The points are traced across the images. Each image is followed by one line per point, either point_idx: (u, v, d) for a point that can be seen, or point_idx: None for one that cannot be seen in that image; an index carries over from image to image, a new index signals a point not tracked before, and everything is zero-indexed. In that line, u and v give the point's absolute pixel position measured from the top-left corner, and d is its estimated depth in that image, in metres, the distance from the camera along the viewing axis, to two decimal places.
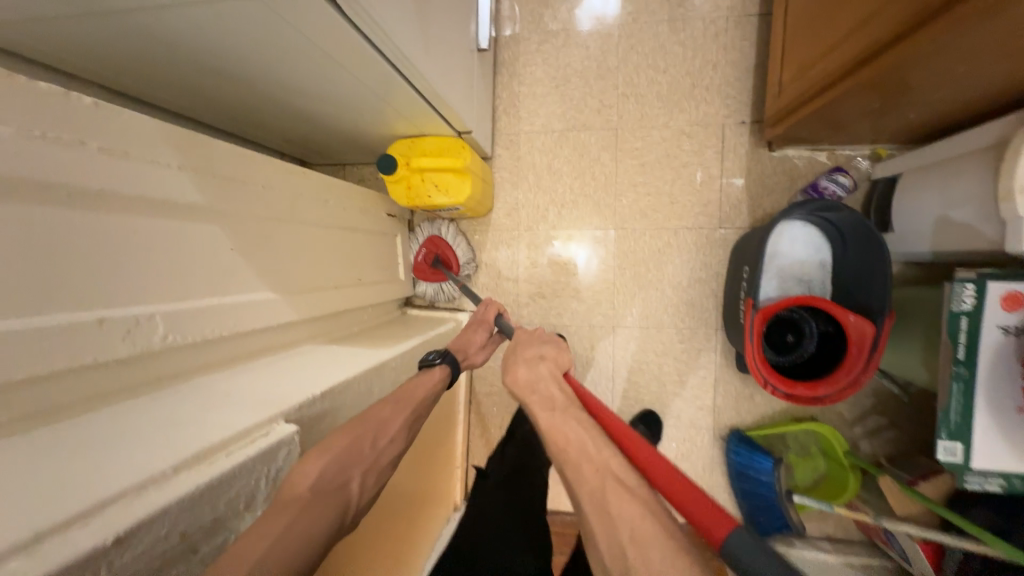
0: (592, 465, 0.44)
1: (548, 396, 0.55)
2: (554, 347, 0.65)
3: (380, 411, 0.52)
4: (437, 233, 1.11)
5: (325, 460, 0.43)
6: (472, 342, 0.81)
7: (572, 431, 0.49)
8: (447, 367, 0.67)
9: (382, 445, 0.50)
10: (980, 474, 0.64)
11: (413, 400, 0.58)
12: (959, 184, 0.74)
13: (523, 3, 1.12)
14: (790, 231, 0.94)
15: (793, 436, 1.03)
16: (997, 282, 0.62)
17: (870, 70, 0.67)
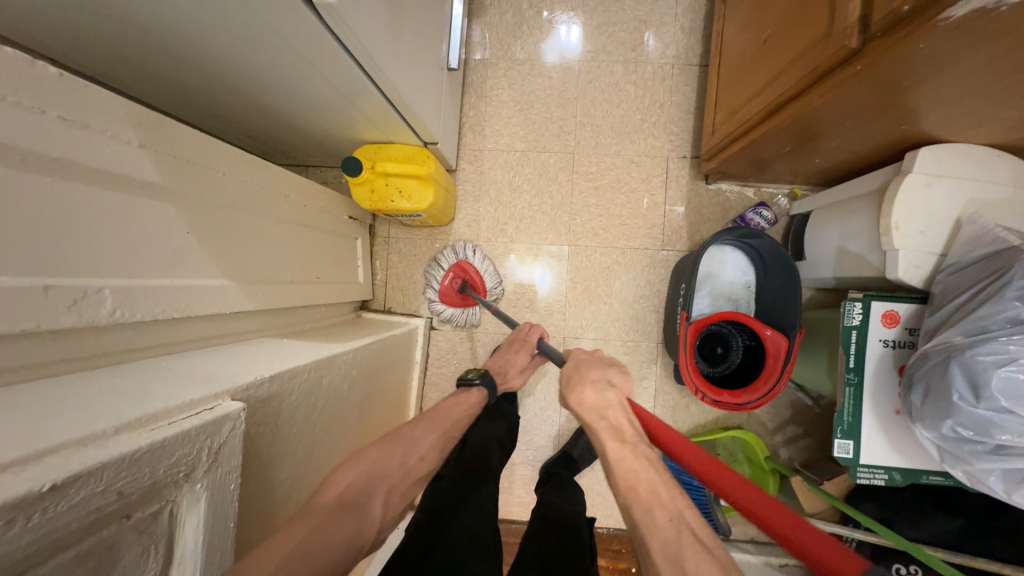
0: (665, 512, 0.48)
1: (617, 426, 0.56)
2: (619, 372, 0.63)
3: (414, 432, 0.63)
4: (465, 259, 1.13)
5: (352, 478, 0.53)
6: (512, 364, 0.93)
7: (642, 467, 0.52)
8: (483, 390, 0.80)
9: (410, 462, 0.59)
10: (868, 468, 0.74)
11: (446, 419, 0.69)
12: (853, 221, 0.87)
13: (492, 31, 1.20)
14: (721, 255, 1.05)
15: (722, 443, 1.11)
16: (879, 301, 0.73)
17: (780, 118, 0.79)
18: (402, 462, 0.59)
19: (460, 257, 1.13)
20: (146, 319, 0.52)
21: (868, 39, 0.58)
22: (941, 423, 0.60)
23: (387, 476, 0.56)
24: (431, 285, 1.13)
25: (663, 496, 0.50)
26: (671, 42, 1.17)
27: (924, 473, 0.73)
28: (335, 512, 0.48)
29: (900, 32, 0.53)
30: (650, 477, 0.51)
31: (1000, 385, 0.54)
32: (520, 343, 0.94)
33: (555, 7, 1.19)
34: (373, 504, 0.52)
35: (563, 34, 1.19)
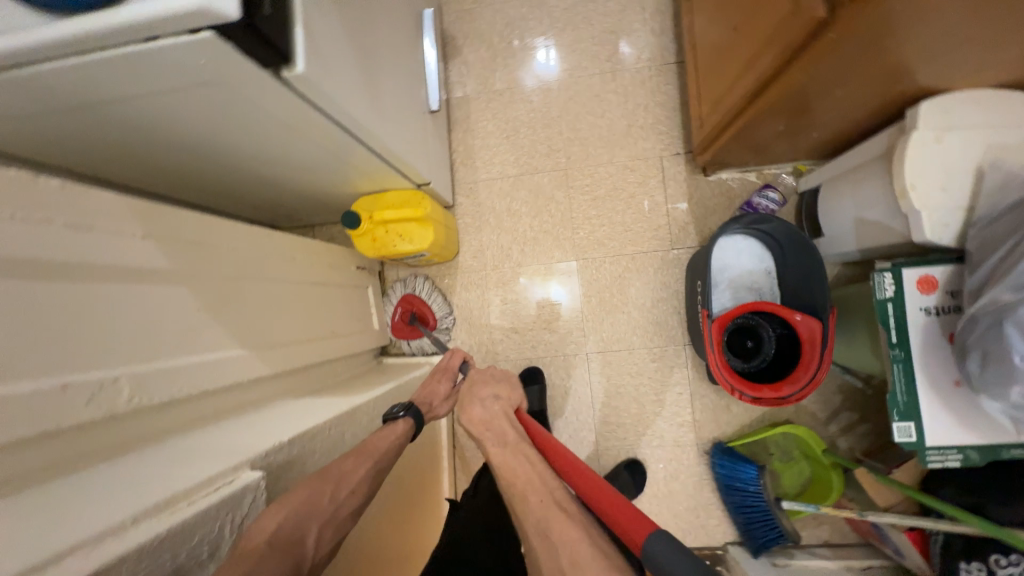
0: (536, 497, 0.54)
1: (501, 432, 0.66)
2: (507, 385, 0.74)
3: (344, 462, 0.52)
4: (411, 292, 1.17)
5: (284, 514, 0.44)
6: (435, 393, 0.81)
7: (517, 465, 0.59)
8: (410, 420, 0.66)
9: (342, 496, 0.49)
10: (937, 450, 0.67)
11: (374, 452, 0.57)
12: (865, 188, 0.83)
13: (469, 69, 1.24)
14: (733, 245, 1.01)
15: (774, 443, 1.05)
16: (910, 268, 0.68)
17: (764, 100, 0.77)
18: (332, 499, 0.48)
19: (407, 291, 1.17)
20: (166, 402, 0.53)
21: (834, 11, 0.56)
22: (1009, 389, 0.54)
23: (319, 514, 0.46)
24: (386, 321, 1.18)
25: (536, 484, 0.56)
26: (644, 46, 1.18)
27: (1004, 448, 0.66)
28: (267, 556, 0.40)
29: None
30: (518, 469, 0.59)
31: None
32: (442, 372, 0.84)
33: (525, 35, 1.23)
34: (306, 545, 0.44)
35: (537, 59, 1.22)
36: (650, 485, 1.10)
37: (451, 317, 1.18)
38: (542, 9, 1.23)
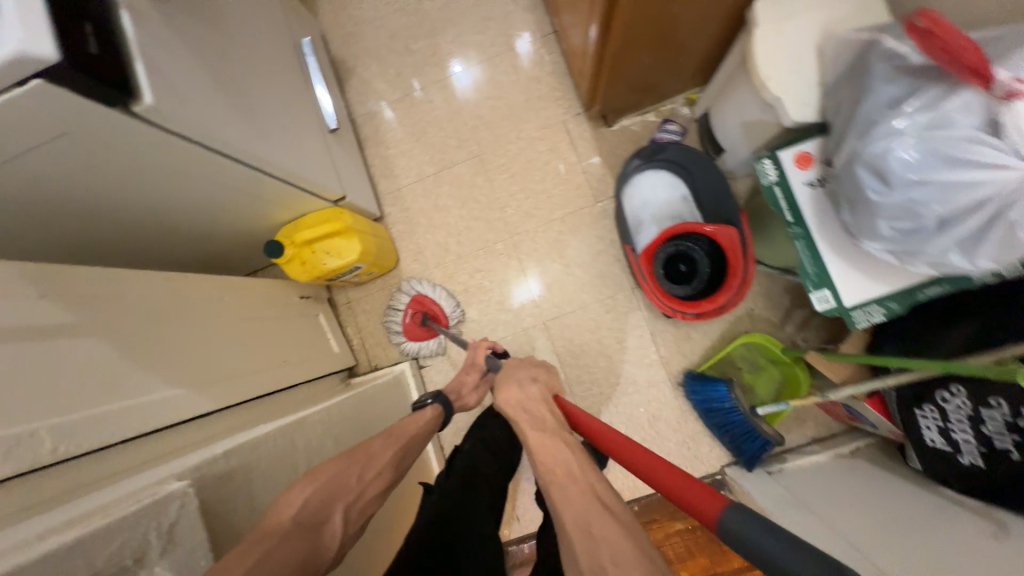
0: (576, 488, 0.51)
1: (539, 417, 0.66)
2: (544, 371, 0.79)
3: (371, 447, 0.62)
4: (421, 292, 1.16)
5: (310, 491, 0.53)
6: (466, 386, 0.92)
7: (558, 454, 0.56)
8: (438, 406, 0.81)
9: (368, 477, 0.59)
10: (859, 308, 0.70)
11: (405, 434, 0.69)
12: (737, 94, 0.87)
13: (366, 86, 1.29)
14: (646, 180, 1.04)
15: (739, 356, 1.07)
16: (784, 150, 0.73)
17: (614, 41, 0.82)
18: (361, 478, 0.58)
19: (416, 292, 1.16)
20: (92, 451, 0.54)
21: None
22: (878, 225, 0.56)
23: (345, 495, 0.55)
24: (394, 325, 1.16)
25: (575, 474, 0.52)
26: (521, 24, 1.24)
27: (919, 291, 0.69)
28: (293, 530, 0.48)
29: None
30: (558, 452, 0.57)
31: (885, 164, 0.53)
32: (470, 363, 0.95)
33: (410, 43, 1.28)
34: (332, 521, 0.52)
35: (427, 62, 1.27)
36: (637, 430, 1.11)
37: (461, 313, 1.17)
38: (420, 15, 1.28)
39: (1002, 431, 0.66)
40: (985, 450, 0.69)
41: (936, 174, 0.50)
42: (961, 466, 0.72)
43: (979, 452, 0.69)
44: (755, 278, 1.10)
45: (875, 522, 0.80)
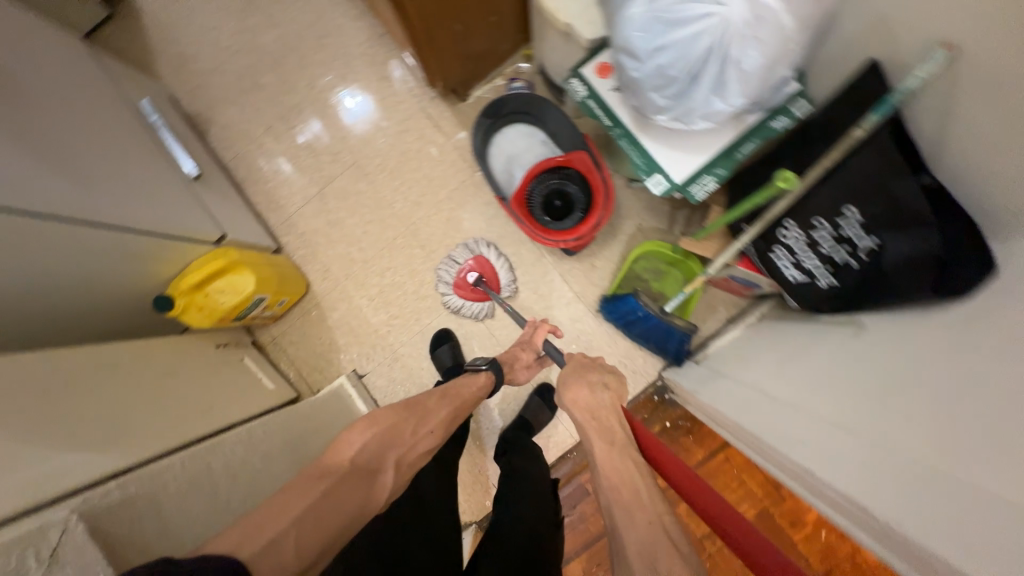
0: (644, 515, 0.57)
1: (607, 425, 0.71)
2: (615, 379, 0.80)
3: (429, 402, 0.79)
4: (482, 254, 1.17)
5: (369, 435, 0.68)
6: (519, 361, 0.96)
7: (625, 473, 0.63)
8: (491, 373, 0.89)
9: (421, 433, 0.74)
10: (692, 181, 0.78)
11: (461, 396, 0.83)
12: (544, 35, 0.95)
13: (228, 132, 1.31)
14: (504, 137, 1.11)
15: (641, 268, 1.14)
16: (585, 66, 0.81)
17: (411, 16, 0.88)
18: (414, 433, 0.73)
19: (476, 253, 1.17)
20: (41, 503, 0.54)
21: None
22: (654, 96, 0.64)
23: (398, 446, 0.70)
24: (448, 279, 1.17)
25: (647, 506, 0.58)
26: (356, 33, 1.29)
27: (737, 150, 0.77)
28: (351, 471, 0.63)
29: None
30: (630, 476, 0.63)
31: (630, 44, 0.61)
32: (526, 341, 0.98)
33: (258, 79, 1.31)
34: (384, 469, 0.67)
35: (279, 92, 1.30)
36: None
37: (515, 287, 1.18)
38: (259, 52, 1.32)
39: (835, 244, 0.76)
40: (831, 267, 0.77)
41: (668, 37, 0.58)
42: (818, 290, 0.80)
43: (827, 270, 0.78)
44: (634, 196, 1.18)
45: (775, 359, 0.87)
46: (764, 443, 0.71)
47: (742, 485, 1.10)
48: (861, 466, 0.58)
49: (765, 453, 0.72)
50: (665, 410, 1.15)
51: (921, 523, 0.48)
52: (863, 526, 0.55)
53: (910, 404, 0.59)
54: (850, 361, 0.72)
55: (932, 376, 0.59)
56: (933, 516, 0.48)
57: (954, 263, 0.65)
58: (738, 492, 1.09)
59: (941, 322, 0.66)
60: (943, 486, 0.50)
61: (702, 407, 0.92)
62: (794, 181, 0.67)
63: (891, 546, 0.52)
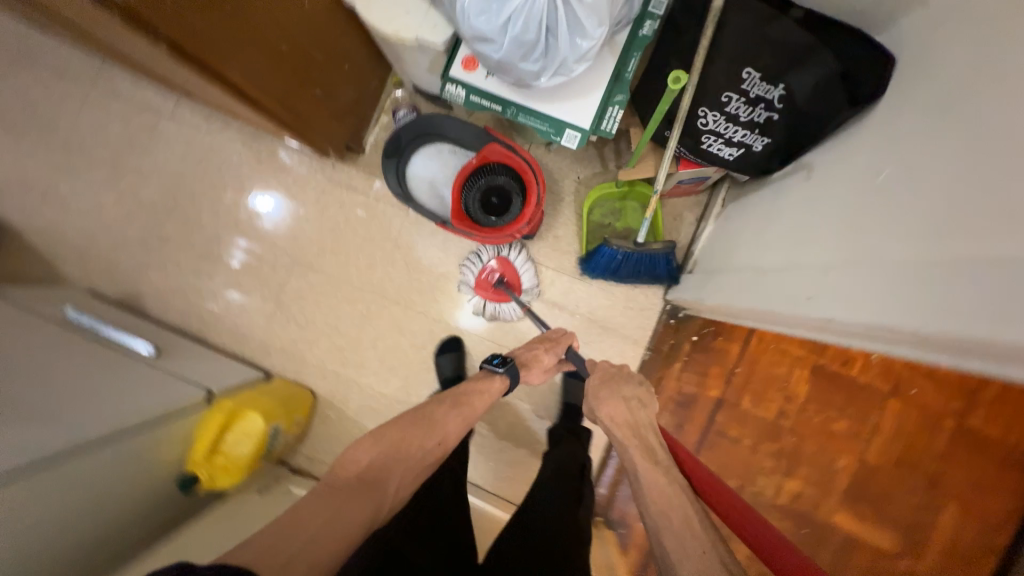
0: (694, 537, 0.60)
1: (647, 444, 0.74)
2: (644, 390, 0.84)
3: (438, 412, 0.79)
4: (505, 255, 1.16)
5: (377, 450, 0.70)
6: (538, 362, 0.91)
7: (668, 493, 0.66)
8: (505, 377, 0.87)
9: (429, 445, 0.74)
10: (599, 118, 0.79)
11: (468, 405, 0.83)
12: (402, 58, 0.94)
13: (164, 296, 1.27)
14: (416, 168, 1.09)
15: (600, 215, 1.15)
16: (452, 68, 0.80)
17: (270, 107, 0.86)
18: (421, 446, 0.74)
19: (497, 253, 1.16)
20: None
21: (153, 41, 0.61)
22: (525, 65, 0.64)
23: (405, 461, 0.71)
24: (471, 278, 1.17)
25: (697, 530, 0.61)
26: (230, 143, 1.26)
27: (623, 71, 0.78)
28: (360, 486, 0.66)
29: (140, 19, 0.57)
30: (673, 497, 0.66)
31: (478, 31, 0.61)
32: (550, 344, 0.93)
33: (164, 233, 1.28)
34: (389, 484, 0.68)
35: (190, 235, 1.27)
36: (588, 333, 1.20)
37: (538, 290, 1.19)
38: (149, 207, 1.28)
39: (751, 108, 0.77)
40: (758, 129, 0.79)
41: (508, 7, 0.59)
42: (757, 154, 0.83)
43: (756, 134, 0.80)
44: (560, 155, 1.18)
45: (758, 231, 0.87)
46: (781, 317, 0.71)
47: (786, 353, 1.13)
48: (860, 287, 0.57)
49: (786, 323, 0.71)
50: (687, 327, 1.19)
51: (933, 312, 0.48)
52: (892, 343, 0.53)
53: (875, 210, 0.60)
54: (820, 201, 0.72)
55: (886, 177, 0.60)
56: (944, 298, 0.47)
57: (856, 72, 0.69)
58: (785, 362, 1.13)
59: (866, 131, 0.68)
60: (946, 277, 0.47)
61: (715, 308, 0.91)
62: (684, 77, 0.71)
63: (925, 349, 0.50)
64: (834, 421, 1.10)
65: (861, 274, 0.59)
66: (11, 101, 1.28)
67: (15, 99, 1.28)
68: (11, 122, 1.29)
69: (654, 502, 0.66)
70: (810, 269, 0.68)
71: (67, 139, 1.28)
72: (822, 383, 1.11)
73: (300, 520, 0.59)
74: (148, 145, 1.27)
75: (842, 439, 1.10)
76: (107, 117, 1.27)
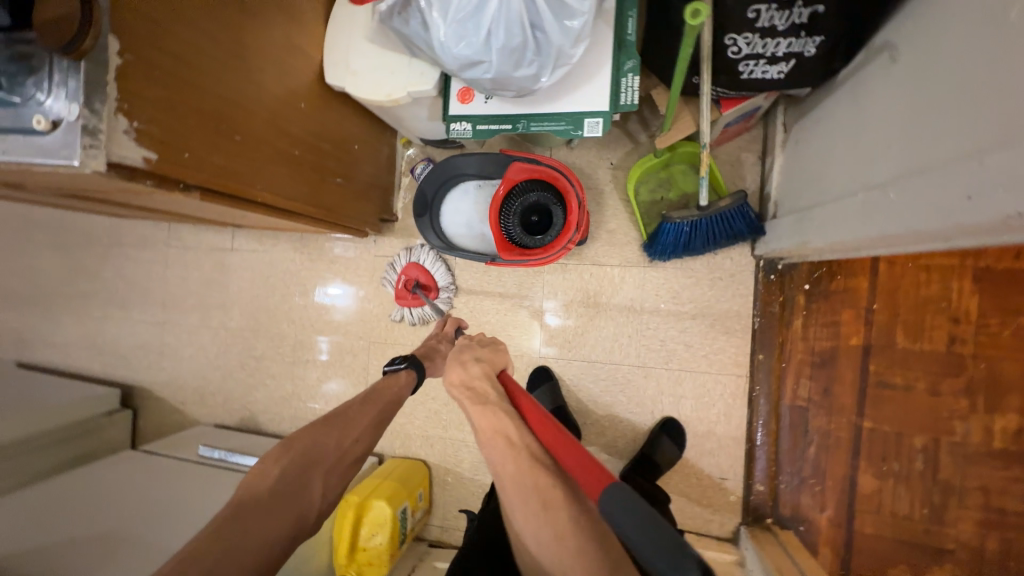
0: (512, 454, 0.63)
1: (479, 390, 0.69)
2: (490, 350, 0.77)
3: (353, 413, 0.74)
4: (415, 258, 1.19)
5: (287, 458, 0.67)
6: (437, 353, 0.88)
7: (494, 425, 0.65)
8: (410, 368, 0.80)
9: (345, 443, 0.71)
10: (618, 93, 0.71)
11: (382, 399, 0.77)
12: (403, 119, 0.94)
13: (273, 409, 1.37)
14: (448, 214, 1.07)
15: (649, 192, 1.05)
16: (449, 108, 0.78)
17: (301, 209, 0.89)
18: (338, 445, 0.71)
19: (409, 259, 1.19)
20: None
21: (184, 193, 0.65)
22: (521, 71, 0.59)
23: (321, 462, 0.68)
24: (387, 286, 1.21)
25: (516, 447, 0.63)
26: (283, 254, 1.35)
27: (626, 35, 0.71)
28: (273, 498, 0.62)
29: (169, 179, 0.61)
30: (497, 424, 0.65)
31: (463, 57, 0.57)
32: (441, 332, 0.92)
33: (255, 353, 1.38)
34: (311, 487, 0.65)
35: (275, 348, 1.37)
36: (680, 319, 1.08)
37: (455, 289, 1.19)
38: (238, 334, 1.40)
39: (786, 12, 0.66)
40: (804, 31, 0.68)
41: (483, 24, 0.55)
42: (811, 60, 0.71)
43: (805, 36, 0.68)
44: (586, 150, 1.11)
45: (851, 144, 0.72)
46: (922, 233, 0.54)
47: (931, 269, 0.94)
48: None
49: (941, 237, 0.54)
50: (793, 276, 1.02)
51: None
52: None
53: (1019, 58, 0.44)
54: (935, 78, 0.56)
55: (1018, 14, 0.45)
56: None
57: None
58: (934, 278, 0.93)
59: None
60: None
61: (832, 246, 0.75)
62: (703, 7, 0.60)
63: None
64: None
65: (1013, 149, 0.43)
66: (114, 283, 1.48)
67: (116, 280, 1.48)
68: (117, 299, 1.48)
69: (481, 431, 0.66)
70: (949, 162, 0.51)
71: (162, 299, 1.45)
72: (995, 289, 0.91)
73: (211, 540, 0.55)
74: (221, 280, 1.40)
75: None
76: (184, 267, 1.43)
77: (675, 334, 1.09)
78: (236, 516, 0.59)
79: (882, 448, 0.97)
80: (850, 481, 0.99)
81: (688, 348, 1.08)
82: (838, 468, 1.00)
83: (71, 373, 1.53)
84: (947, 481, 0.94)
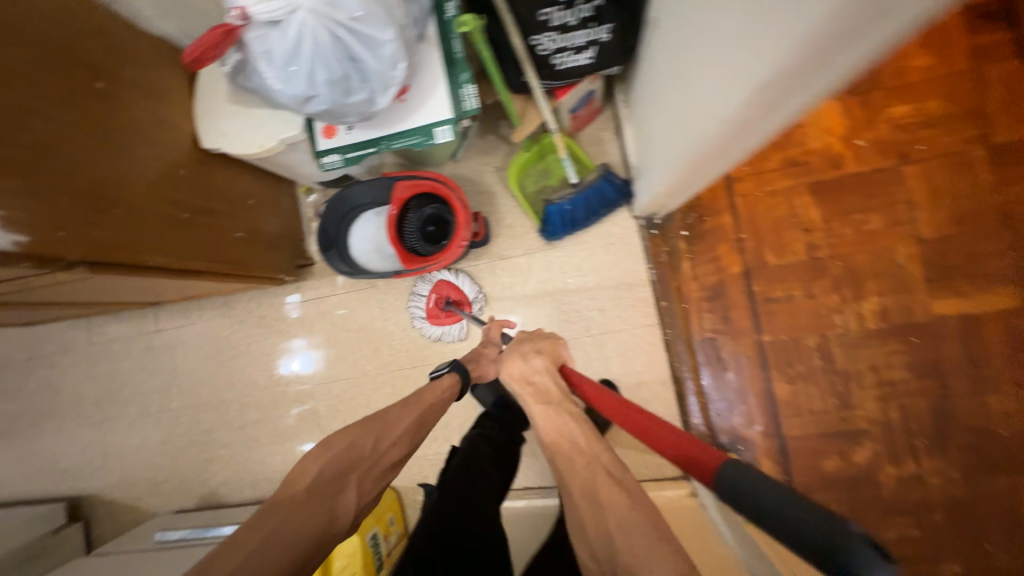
0: (582, 455, 0.57)
1: (543, 388, 0.68)
2: (551, 343, 0.77)
3: (392, 416, 0.72)
4: (442, 277, 1.19)
5: (327, 459, 0.64)
6: (484, 356, 0.92)
7: (565, 426, 0.61)
8: (453, 372, 0.84)
9: (383, 446, 0.69)
10: (457, 101, 0.82)
11: (422, 405, 0.76)
12: (290, 167, 1.02)
13: (232, 478, 1.34)
14: (355, 244, 1.14)
15: (532, 183, 1.16)
16: (318, 145, 0.86)
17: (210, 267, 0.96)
18: (376, 447, 0.68)
19: (437, 278, 1.19)
20: None
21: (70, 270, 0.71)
22: (351, 98, 0.69)
23: (363, 465, 0.66)
24: (418, 311, 1.19)
25: (585, 449, 0.57)
26: (212, 322, 1.36)
27: (452, 53, 0.82)
28: (307, 500, 0.60)
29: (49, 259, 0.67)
30: (565, 427, 0.61)
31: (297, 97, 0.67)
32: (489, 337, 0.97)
33: (204, 426, 1.37)
34: (344, 493, 0.63)
35: (223, 416, 1.36)
36: (589, 289, 1.18)
37: (484, 297, 1.21)
38: (182, 412, 1.38)
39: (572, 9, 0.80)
40: (593, 21, 0.81)
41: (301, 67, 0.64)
42: (609, 42, 0.85)
43: (596, 25, 0.82)
44: (469, 161, 1.22)
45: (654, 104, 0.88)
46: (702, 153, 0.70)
47: (777, 193, 1.09)
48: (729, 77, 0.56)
49: (745, 129, 0.61)
50: (671, 226, 1.15)
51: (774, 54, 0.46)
52: (807, 80, 0.46)
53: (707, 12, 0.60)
54: (677, 39, 0.73)
55: None
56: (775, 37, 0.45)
57: None
58: (782, 200, 1.09)
59: None
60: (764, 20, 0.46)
61: (683, 176, 0.81)
62: None
63: (872, 27, 0.36)
64: (865, 223, 1.06)
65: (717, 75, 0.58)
66: (41, 395, 1.43)
67: (43, 391, 1.43)
68: (48, 411, 1.43)
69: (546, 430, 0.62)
70: (696, 100, 0.68)
71: (96, 397, 1.42)
72: (830, 196, 1.07)
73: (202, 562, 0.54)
74: (154, 363, 1.39)
75: (889, 234, 1.05)
76: (115, 360, 1.41)
77: (588, 303, 1.18)
78: (266, 519, 0.58)
79: (785, 355, 1.09)
80: (768, 391, 1.09)
81: (603, 312, 1.18)
82: (756, 383, 1.10)
83: (9, 501, 1.44)
84: (844, 368, 1.06)
